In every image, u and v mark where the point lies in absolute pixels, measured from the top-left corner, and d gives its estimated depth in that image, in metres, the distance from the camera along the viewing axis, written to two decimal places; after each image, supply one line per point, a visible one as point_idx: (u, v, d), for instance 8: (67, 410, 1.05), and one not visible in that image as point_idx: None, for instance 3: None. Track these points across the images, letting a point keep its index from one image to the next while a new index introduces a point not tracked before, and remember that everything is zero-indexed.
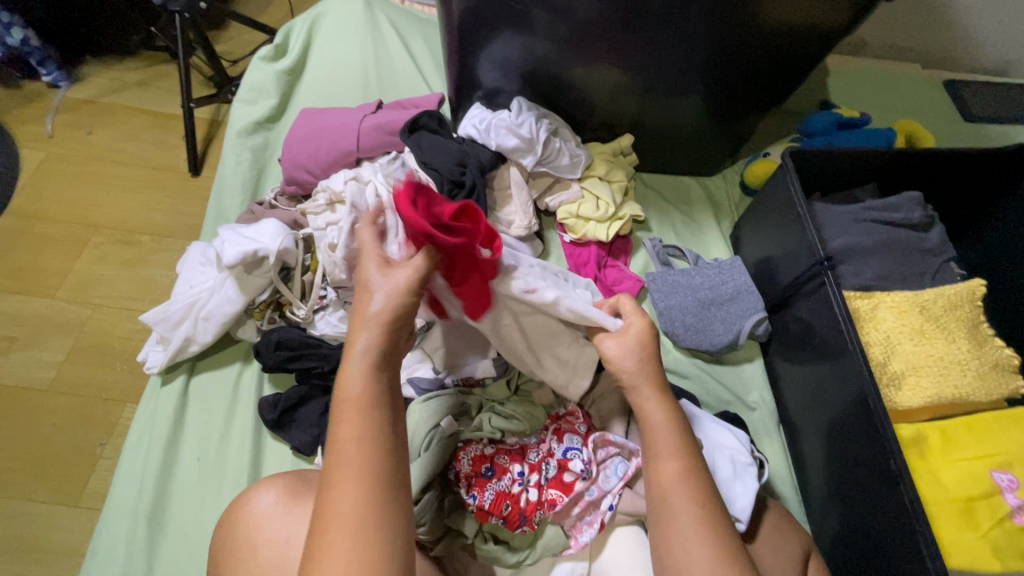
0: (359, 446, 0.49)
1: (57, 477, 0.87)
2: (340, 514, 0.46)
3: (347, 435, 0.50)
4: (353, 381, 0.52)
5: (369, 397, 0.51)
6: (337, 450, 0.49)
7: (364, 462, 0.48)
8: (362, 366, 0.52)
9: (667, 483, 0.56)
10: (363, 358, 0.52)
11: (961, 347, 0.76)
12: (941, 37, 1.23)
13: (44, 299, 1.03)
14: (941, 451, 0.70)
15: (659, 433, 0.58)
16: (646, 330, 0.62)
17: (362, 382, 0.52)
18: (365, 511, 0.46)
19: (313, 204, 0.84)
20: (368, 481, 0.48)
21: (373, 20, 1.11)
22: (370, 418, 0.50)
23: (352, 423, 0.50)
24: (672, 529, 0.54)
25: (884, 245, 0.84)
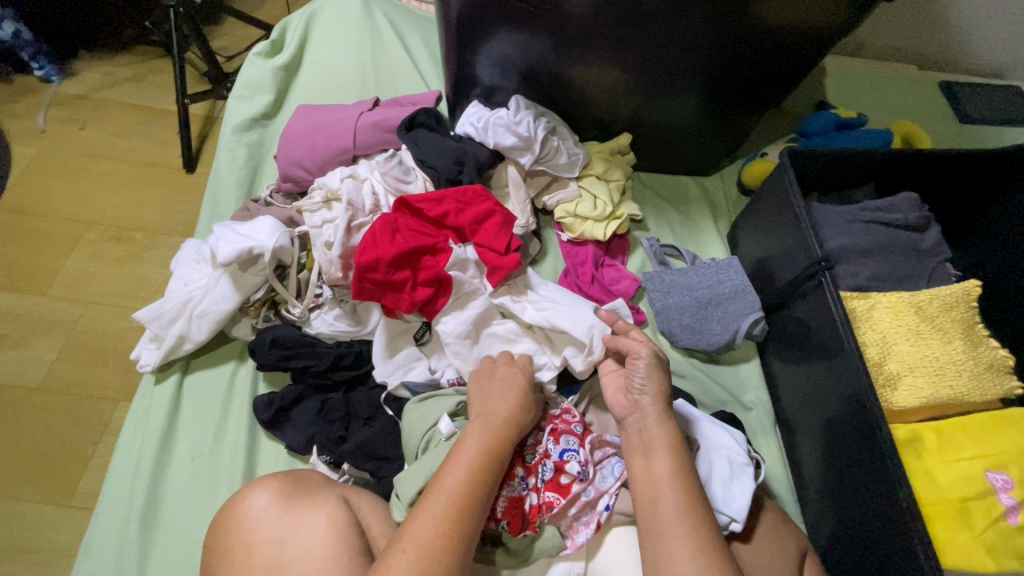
0: (464, 485, 0.55)
1: (48, 476, 0.86)
2: (425, 539, 0.51)
3: (454, 472, 0.56)
4: (478, 436, 0.59)
5: (483, 446, 0.58)
6: (441, 482, 0.55)
7: (465, 504, 0.54)
8: (488, 425, 0.60)
9: (655, 478, 0.58)
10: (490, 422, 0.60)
11: (956, 348, 0.77)
12: (938, 38, 1.23)
13: (35, 297, 1.01)
14: (936, 452, 0.70)
15: (656, 436, 0.60)
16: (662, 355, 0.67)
17: (487, 442, 0.58)
18: (445, 541, 0.51)
19: (309, 201, 0.83)
20: (457, 516, 0.53)
21: (370, 16, 1.11)
22: (485, 461, 0.57)
23: (466, 469, 0.56)
24: (659, 523, 0.56)
25: (880, 246, 0.84)
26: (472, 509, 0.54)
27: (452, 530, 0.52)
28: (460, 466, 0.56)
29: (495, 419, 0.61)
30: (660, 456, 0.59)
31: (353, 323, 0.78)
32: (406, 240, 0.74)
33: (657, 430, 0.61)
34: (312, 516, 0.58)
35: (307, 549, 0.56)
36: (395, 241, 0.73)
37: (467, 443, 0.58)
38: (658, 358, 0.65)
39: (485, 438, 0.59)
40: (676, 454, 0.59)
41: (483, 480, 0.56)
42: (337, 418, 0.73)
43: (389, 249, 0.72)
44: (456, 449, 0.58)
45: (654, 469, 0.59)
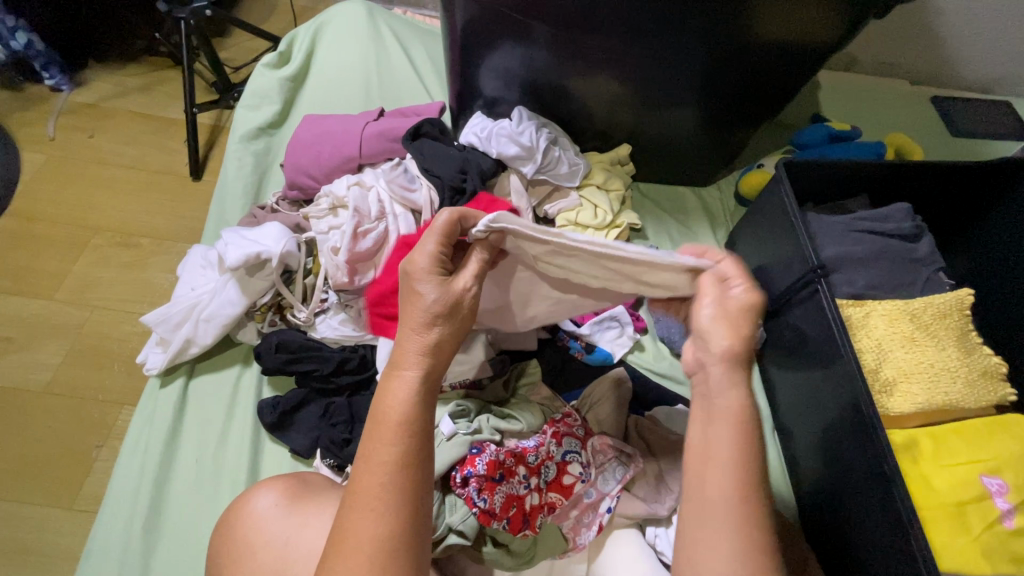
0: (391, 474, 0.47)
1: (51, 479, 0.86)
2: (364, 543, 0.45)
3: (379, 454, 0.48)
4: (397, 397, 0.49)
5: (408, 419, 0.49)
6: (366, 470, 0.47)
7: (400, 483, 0.47)
8: (406, 376, 0.50)
9: (706, 485, 0.48)
10: (409, 383, 0.50)
11: (950, 354, 0.78)
12: (929, 54, 1.26)
13: (42, 300, 1.02)
14: (932, 456, 0.71)
15: (720, 436, 0.49)
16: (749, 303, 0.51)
17: (408, 403, 0.49)
18: (394, 527, 0.46)
19: (315, 208, 0.83)
20: (388, 514, 0.46)
21: (375, 29, 1.14)
22: (407, 439, 0.48)
23: (391, 446, 0.48)
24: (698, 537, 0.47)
25: (875, 255, 0.87)
26: (411, 483, 0.47)
27: (394, 517, 0.46)
28: (385, 442, 0.48)
29: (408, 365, 0.50)
30: (718, 461, 0.48)
31: (357, 327, 0.78)
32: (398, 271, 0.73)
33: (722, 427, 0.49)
34: (316, 518, 0.59)
35: (312, 549, 0.57)
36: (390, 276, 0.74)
37: (385, 411, 0.49)
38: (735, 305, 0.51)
39: (407, 396, 0.49)
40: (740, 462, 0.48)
41: (410, 449, 0.48)
42: (342, 422, 0.74)
43: (392, 277, 0.73)
44: (374, 421, 0.49)
45: (707, 476, 0.48)
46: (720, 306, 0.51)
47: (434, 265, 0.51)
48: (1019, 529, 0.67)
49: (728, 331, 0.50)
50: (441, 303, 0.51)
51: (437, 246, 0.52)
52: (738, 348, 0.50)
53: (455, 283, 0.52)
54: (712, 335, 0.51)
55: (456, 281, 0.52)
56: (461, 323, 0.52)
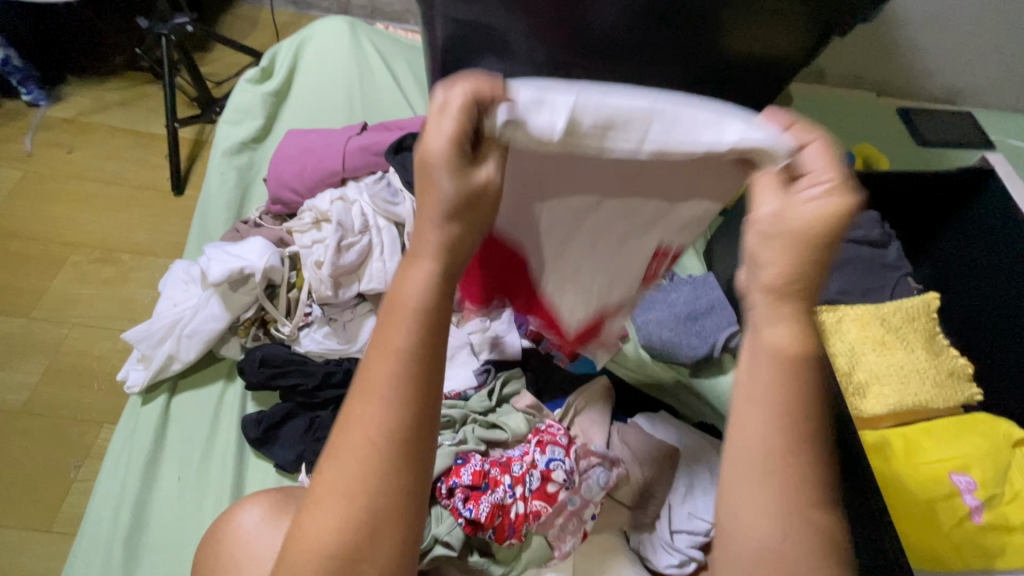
0: (398, 373, 0.39)
1: (29, 500, 0.84)
2: (360, 445, 0.39)
3: (376, 391, 0.39)
4: (417, 283, 0.40)
5: (430, 315, 0.40)
6: (361, 407, 0.39)
7: (396, 429, 0.39)
8: (431, 265, 0.40)
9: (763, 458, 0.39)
10: (431, 272, 0.40)
11: (919, 357, 0.82)
12: (892, 68, 1.32)
13: (19, 319, 1.01)
14: (905, 457, 0.73)
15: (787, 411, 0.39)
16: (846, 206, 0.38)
17: (426, 294, 0.40)
18: (399, 431, 0.39)
19: (298, 222, 0.84)
20: (392, 415, 0.39)
21: (357, 44, 1.15)
22: (424, 335, 0.40)
23: (389, 390, 0.39)
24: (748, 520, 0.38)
25: (843, 262, 0.91)
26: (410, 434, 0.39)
27: (383, 472, 0.38)
28: (397, 328, 0.40)
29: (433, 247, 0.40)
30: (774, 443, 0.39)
31: (343, 340, 0.79)
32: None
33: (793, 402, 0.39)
34: None
35: None
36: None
37: (400, 298, 0.40)
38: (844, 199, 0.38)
39: (425, 290, 0.40)
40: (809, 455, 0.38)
41: (424, 346, 0.40)
42: (325, 436, 0.73)
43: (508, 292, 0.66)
44: (387, 311, 0.40)
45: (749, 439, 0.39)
46: (777, 218, 0.40)
47: (451, 149, 0.39)
48: (987, 523, 0.70)
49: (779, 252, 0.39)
50: (456, 200, 0.40)
51: (458, 126, 0.39)
52: (795, 278, 0.39)
53: (475, 173, 0.41)
54: (760, 262, 0.40)
55: (477, 173, 0.41)
56: (479, 218, 0.42)
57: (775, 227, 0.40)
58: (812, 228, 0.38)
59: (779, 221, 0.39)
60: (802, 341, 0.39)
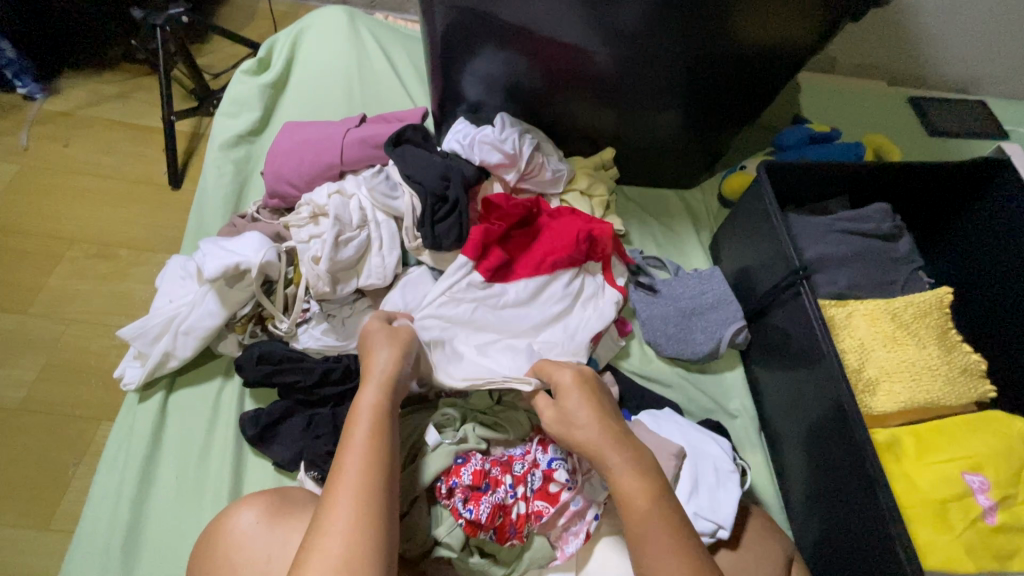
0: (363, 466, 0.54)
1: (27, 498, 0.84)
2: (333, 526, 0.50)
3: (349, 466, 0.54)
4: (369, 394, 0.60)
5: (382, 409, 0.60)
6: (340, 483, 0.53)
7: (370, 485, 0.53)
8: (374, 388, 0.61)
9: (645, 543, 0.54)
10: (378, 384, 0.61)
11: (931, 353, 0.80)
12: (905, 55, 1.29)
13: (16, 315, 1.00)
14: (915, 455, 0.72)
15: (624, 479, 0.57)
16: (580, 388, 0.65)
17: (373, 405, 0.59)
18: (365, 505, 0.51)
19: (296, 217, 0.82)
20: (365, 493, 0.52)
21: (356, 34, 1.13)
22: (378, 429, 0.57)
23: (358, 458, 0.54)
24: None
25: (855, 255, 0.88)
26: (382, 483, 0.53)
27: (368, 518, 0.50)
28: (356, 428, 0.57)
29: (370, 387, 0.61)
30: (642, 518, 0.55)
31: (341, 337, 0.78)
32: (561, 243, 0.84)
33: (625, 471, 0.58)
34: (300, 532, 0.58)
35: None
36: (525, 248, 0.85)
37: (356, 408, 0.59)
38: (587, 388, 0.64)
39: (375, 397, 0.60)
40: (656, 508, 0.56)
41: (379, 439, 0.57)
42: (325, 434, 0.72)
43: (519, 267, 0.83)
44: (352, 415, 0.59)
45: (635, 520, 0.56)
46: (555, 410, 0.64)
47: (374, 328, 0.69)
48: (1001, 525, 0.67)
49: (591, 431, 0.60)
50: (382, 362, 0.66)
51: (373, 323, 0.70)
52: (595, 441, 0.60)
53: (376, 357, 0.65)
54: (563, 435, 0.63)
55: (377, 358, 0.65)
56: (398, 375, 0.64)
57: (554, 416, 0.64)
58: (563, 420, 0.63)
59: (555, 417, 0.64)
60: (640, 480, 0.57)
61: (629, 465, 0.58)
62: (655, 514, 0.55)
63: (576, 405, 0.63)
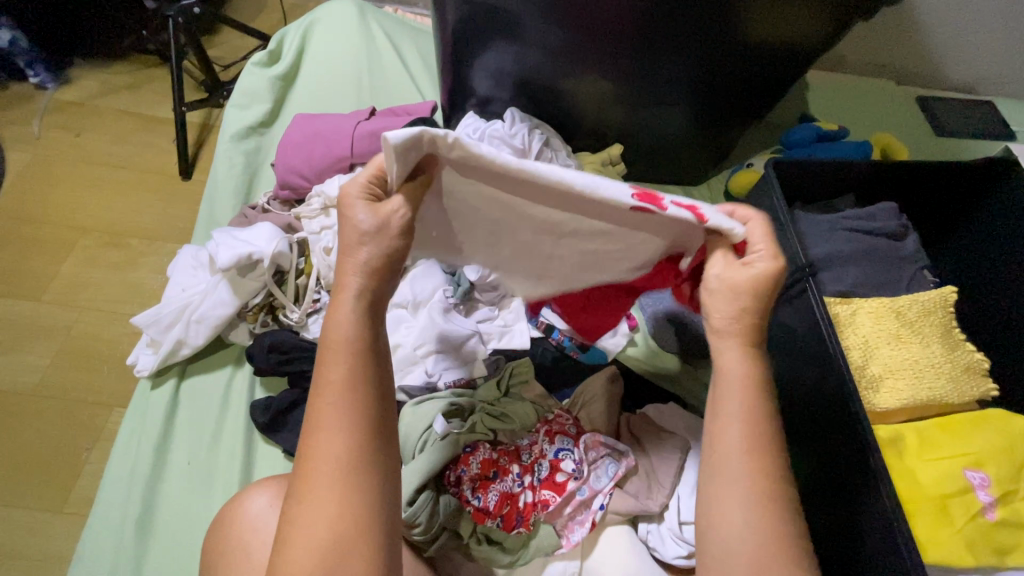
0: (343, 420, 0.46)
1: (41, 482, 0.85)
2: (322, 490, 0.44)
3: (326, 431, 0.45)
4: (342, 319, 0.47)
5: (362, 337, 0.47)
6: (317, 454, 0.45)
7: (350, 458, 0.45)
8: (353, 305, 0.48)
9: (726, 463, 0.50)
10: (356, 301, 0.48)
11: (934, 351, 0.81)
12: (914, 55, 1.29)
13: (28, 302, 1.01)
14: (917, 451, 0.73)
15: (730, 394, 0.52)
16: (771, 268, 0.52)
17: (354, 327, 0.47)
18: (353, 468, 0.45)
19: (307, 208, 0.83)
20: (349, 455, 0.45)
21: (366, 27, 1.13)
22: (359, 367, 0.47)
23: (342, 420, 0.46)
24: (720, 501, 0.49)
25: (861, 253, 0.89)
26: (365, 455, 0.45)
27: (354, 499, 0.44)
28: (334, 365, 0.47)
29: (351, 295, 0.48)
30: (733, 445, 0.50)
31: None
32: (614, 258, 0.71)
33: (734, 387, 0.51)
34: None
35: None
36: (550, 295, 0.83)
37: (331, 336, 0.47)
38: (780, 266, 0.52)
39: (352, 323, 0.47)
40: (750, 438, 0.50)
41: (359, 379, 0.47)
42: None
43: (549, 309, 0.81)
44: (324, 347, 0.47)
45: (724, 441, 0.50)
46: (723, 280, 0.53)
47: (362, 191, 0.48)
48: (1001, 521, 0.68)
49: (732, 307, 0.53)
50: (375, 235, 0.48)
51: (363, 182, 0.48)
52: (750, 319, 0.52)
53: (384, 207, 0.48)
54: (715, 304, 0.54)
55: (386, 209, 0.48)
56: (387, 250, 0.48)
57: (726, 287, 0.53)
58: (740, 285, 0.53)
59: (724, 285, 0.53)
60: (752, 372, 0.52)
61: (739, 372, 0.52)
62: (743, 445, 0.50)
63: (724, 280, 0.53)
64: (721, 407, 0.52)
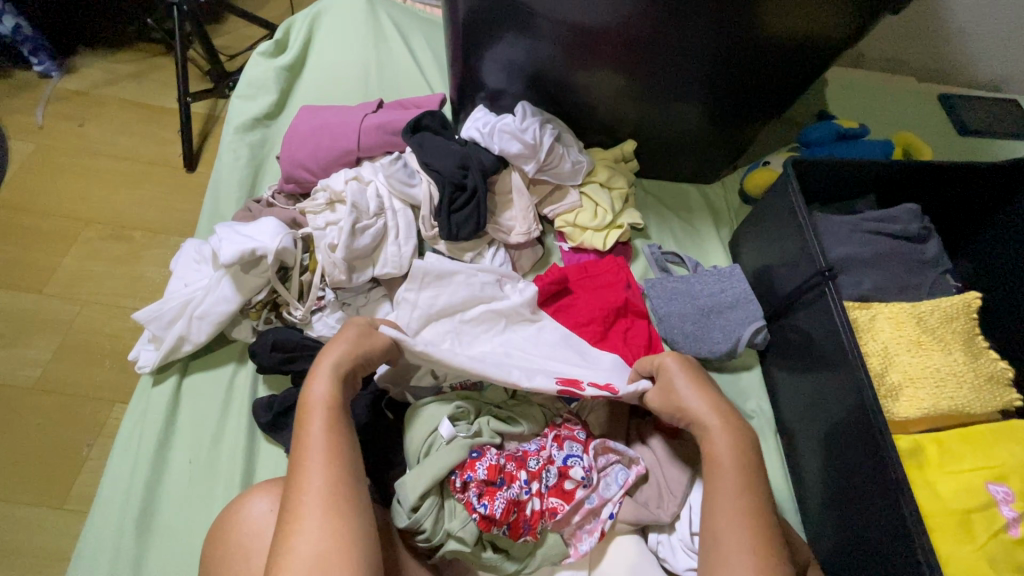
0: (327, 456, 0.53)
1: (41, 477, 0.84)
2: (309, 512, 0.50)
3: (310, 468, 0.53)
4: (321, 384, 0.58)
5: (336, 395, 0.58)
6: (303, 488, 0.51)
7: (335, 485, 0.52)
8: (328, 372, 0.59)
9: (726, 534, 0.55)
10: (330, 370, 0.59)
11: (956, 359, 0.78)
12: (937, 49, 1.25)
13: (31, 295, 1.00)
14: (938, 462, 0.70)
15: (724, 474, 0.58)
16: (691, 368, 0.65)
17: (330, 387, 0.58)
18: (335, 488, 0.52)
19: (311, 203, 0.81)
20: (335, 478, 0.52)
21: (375, 17, 1.11)
22: (335, 417, 0.56)
23: (320, 456, 0.53)
24: (723, 572, 0.53)
25: (880, 257, 0.86)
26: (346, 482, 0.53)
27: (344, 517, 0.50)
28: (311, 421, 0.56)
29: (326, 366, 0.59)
30: (728, 516, 0.56)
31: None
32: (614, 331, 0.84)
33: (728, 467, 0.59)
34: None
35: None
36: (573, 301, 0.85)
37: (309, 399, 0.57)
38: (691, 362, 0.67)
39: (328, 386, 0.58)
40: (744, 514, 0.56)
41: (335, 427, 0.56)
42: None
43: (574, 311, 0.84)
44: (304, 408, 0.57)
45: (715, 512, 0.57)
46: (668, 397, 0.65)
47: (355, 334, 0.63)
48: None
49: (700, 401, 0.63)
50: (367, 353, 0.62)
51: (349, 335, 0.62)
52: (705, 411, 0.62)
53: (377, 336, 0.64)
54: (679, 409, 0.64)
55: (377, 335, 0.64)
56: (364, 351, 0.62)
57: (676, 404, 0.64)
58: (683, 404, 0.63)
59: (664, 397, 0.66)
60: (732, 450, 0.60)
61: (731, 452, 0.59)
62: (738, 516, 0.56)
63: (681, 379, 0.65)
64: (719, 483, 0.58)
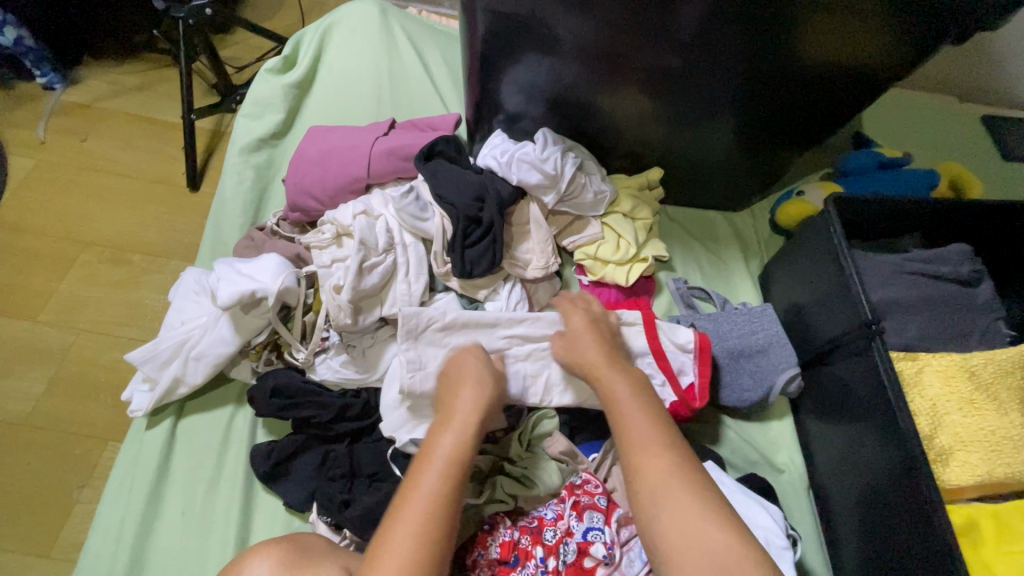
0: (440, 482, 0.54)
1: (31, 522, 0.80)
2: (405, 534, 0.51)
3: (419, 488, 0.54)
4: (464, 411, 0.60)
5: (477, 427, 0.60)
6: (408, 506, 0.53)
7: (439, 514, 0.52)
8: (472, 399, 0.61)
9: (655, 478, 0.55)
10: (477, 400, 0.61)
11: (1014, 421, 0.71)
12: (982, 69, 1.17)
13: (26, 321, 0.96)
14: (994, 540, 0.65)
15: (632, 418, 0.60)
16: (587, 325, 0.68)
17: (470, 414, 0.60)
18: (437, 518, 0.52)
19: (317, 237, 0.76)
20: (443, 510, 0.53)
21: (388, 31, 1.05)
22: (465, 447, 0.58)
23: (443, 458, 0.56)
24: (657, 519, 0.53)
25: (928, 302, 0.79)
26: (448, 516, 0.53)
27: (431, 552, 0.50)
28: (443, 442, 0.58)
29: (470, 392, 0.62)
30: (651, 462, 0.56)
31: (360, 369, 0.72)
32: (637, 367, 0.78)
33: (633, 405, 0.61)
34: None
35: None
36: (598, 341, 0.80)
37: (449, 419, 0.60)
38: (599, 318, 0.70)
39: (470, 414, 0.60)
40: (658, 443, 0.57)
41: (461, 455, 0.57)
42: (340, 476, 0.68)
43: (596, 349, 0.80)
44: (442, 426, 0.59)
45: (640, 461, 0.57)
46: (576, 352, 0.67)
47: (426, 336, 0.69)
48: None
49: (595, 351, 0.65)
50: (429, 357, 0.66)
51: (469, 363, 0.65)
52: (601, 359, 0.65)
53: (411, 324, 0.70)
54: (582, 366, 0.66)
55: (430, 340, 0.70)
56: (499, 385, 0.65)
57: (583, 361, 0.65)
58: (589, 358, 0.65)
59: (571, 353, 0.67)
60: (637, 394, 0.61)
61: (630, 393, 0.61)
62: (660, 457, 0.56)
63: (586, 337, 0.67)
64: (629, 422, 0.59)
